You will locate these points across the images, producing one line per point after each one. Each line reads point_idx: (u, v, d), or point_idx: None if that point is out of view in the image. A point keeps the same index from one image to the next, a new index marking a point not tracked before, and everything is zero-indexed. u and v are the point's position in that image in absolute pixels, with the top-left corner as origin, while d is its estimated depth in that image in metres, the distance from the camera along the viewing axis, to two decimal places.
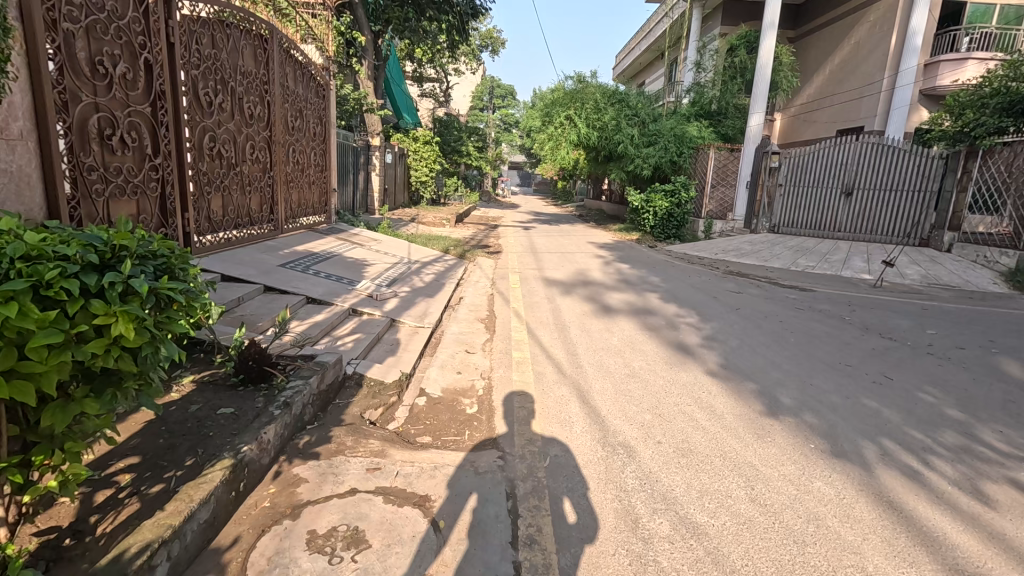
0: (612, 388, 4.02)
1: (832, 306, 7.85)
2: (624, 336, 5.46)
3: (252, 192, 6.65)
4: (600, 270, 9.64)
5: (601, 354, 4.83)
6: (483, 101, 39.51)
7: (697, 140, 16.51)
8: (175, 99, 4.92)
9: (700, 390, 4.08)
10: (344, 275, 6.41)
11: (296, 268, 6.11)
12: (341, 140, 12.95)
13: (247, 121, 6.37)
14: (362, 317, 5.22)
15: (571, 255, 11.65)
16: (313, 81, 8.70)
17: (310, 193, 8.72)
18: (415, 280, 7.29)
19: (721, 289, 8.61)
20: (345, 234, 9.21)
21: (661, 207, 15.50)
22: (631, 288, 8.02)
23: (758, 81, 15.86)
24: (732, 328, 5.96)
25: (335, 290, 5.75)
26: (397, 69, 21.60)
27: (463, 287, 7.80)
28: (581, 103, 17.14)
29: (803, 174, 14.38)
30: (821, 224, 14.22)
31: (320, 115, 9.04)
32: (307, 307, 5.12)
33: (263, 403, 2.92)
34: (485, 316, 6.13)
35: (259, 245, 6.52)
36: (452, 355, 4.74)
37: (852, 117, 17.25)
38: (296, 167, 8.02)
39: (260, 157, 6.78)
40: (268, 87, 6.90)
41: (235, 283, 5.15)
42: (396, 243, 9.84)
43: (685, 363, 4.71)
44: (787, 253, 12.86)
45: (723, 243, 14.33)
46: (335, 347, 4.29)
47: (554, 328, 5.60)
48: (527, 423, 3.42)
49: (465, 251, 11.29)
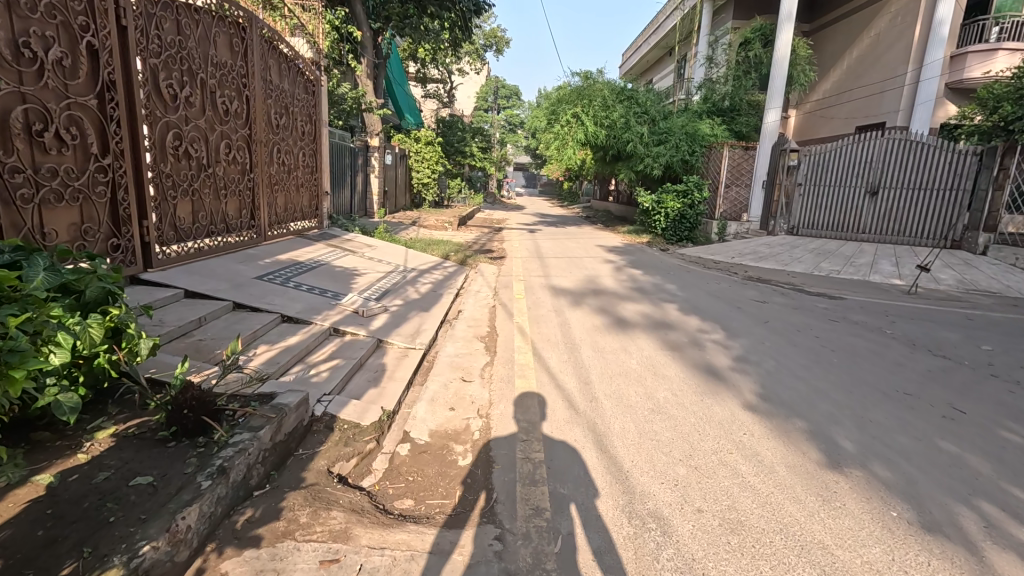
0: (634, 429, 3.34)
1: (867, 317, 7.14)
2: (644, 357, 4.79)
3: (228, 196, 6.02)
4: (611, 277, 8.95)
5: (618, 381, 4.16)
6: (488, 101, 38.95)
7: (709, 137, 15.78)
8: (129, 90, 4.32)
9: (739, 430, 3.40)
10: (330, 287, 5.79)
11: (275, 281, 5.51)
12: (337, 141, 12.37)
13: (221, 118, 5.76)
14: (345, 338, 4.60)
15: (579, 260, 10.99)
16: (302, 76, 8.09)
17: (298, 197, 8.11)
18: (410, 291, 6.65)
19: (744, 297, 7.91)
20: (338, 240, 8.59)
21: (673, 208, 14.81)
22: (646, 298, 7.35)
23: (774, 76, 15.15)
24: (764, 346, 5.27)
25: (316, 305, 5.13)
26: (398, 69, 21.10)
27: (462, 298, 7.16)
28: (588, 100, 16.48)
29: (823, 172, 13.59)
30: (844, 225, 13.45)
31: (310, 113, 8.43)
32: (281, 327, 4.52)
33: (193, 469, 2.27)
34: (485, 333, 5.49)
35: (236, 255, 5.91)
36: (445, 384, 4.09)
37: (872, 111, 16.50)
38: (282, 168, 7.41)
39: (238, 158, 6.17)
40: (248, 79, 6.30)
41: (201, 299, 4.54)
42: (393, 249, 9.24)
43: (717, 392, 4.02)
44: (808, 256, 12.13)
45: (739, 245, 13.62)
46: (306, 379, 3.67)
47: (563, 348, 4.93)
48: (533, 481, 2.76)
49: (467, 256, 10.66)
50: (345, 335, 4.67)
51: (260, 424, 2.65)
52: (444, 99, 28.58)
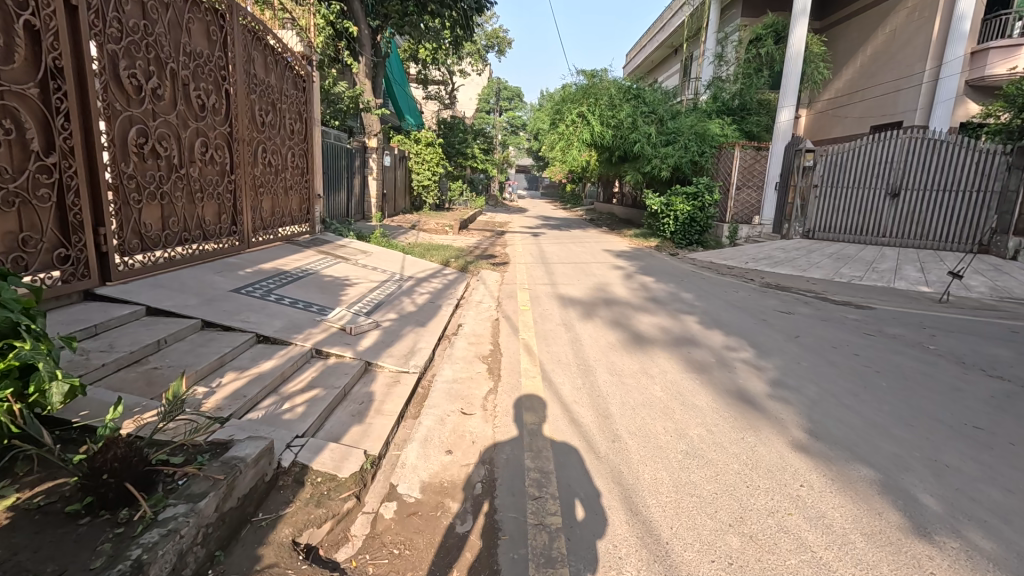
0: (669, 481, 2.77)
1: (904, 329, 6.55)
2: (669, 381, 4.21)
3: (205, 200, 5.47)
4: (622, 286, 8.35)
5: (642, 412, 3.59)
6: (490, 103, 38.45)
7: (719, 138, 15.22)
8: (82, 79, 3.78)
9: (793, 480, 2.84)
10: (316, 300, 5.23)
11: (254, 294, 4.96)
12: (332, 141, 11.82)
13: (195, 112, 5.21)
14: (328, 361, 4.04)
15: (586, 266, 10.43)
16: (291, 72, 7.55)
17: (287, 200, 7.56)
18: (405, 302, 6.10)
19: (767, 308, 7.32)
20: (330, 246, 8.03)
21: (682, 211, 14.26)
22: (662, 309, 6.79)
23: (787, 72, 14.63)
24: (802, 367, 4.68)
25: (297, 321, 4.56)
26: (399, 69, 20.63)
27: (462, 309, 6.60)
28: (594, 99, 15.92)
29: (840, 173, 12.98)
30: (862, 229, 12.83)
31: (300, 111, 7.88)
32: (256, 349, 3.97)
33: (99, 564, 1.70)
34: (488, 351, 4.93)
35: (213, 266, 5.35)
36: (441, 418, 3.52)
37: (887, 110, 15.92)
38: (268, 169, 6.86)
39: (216, 157, 5.60)
40: (228, 71, 5.77)
41: (165, 317, 4.00)
42: (389, 256, 8.69)
43: (759, 428, 3.43)
44: (827, 261, 11.54)
45: (752, 250, 13.05)
46: (277, 416, 3.11)
47: (576, 371, 4.37)
48: (549, 559, 2.20)
49: (468, 262, 10.09)
50: (329, 358, 4.11)
51: (203, 490, 2.08)
52: (445, 101, 28.06)
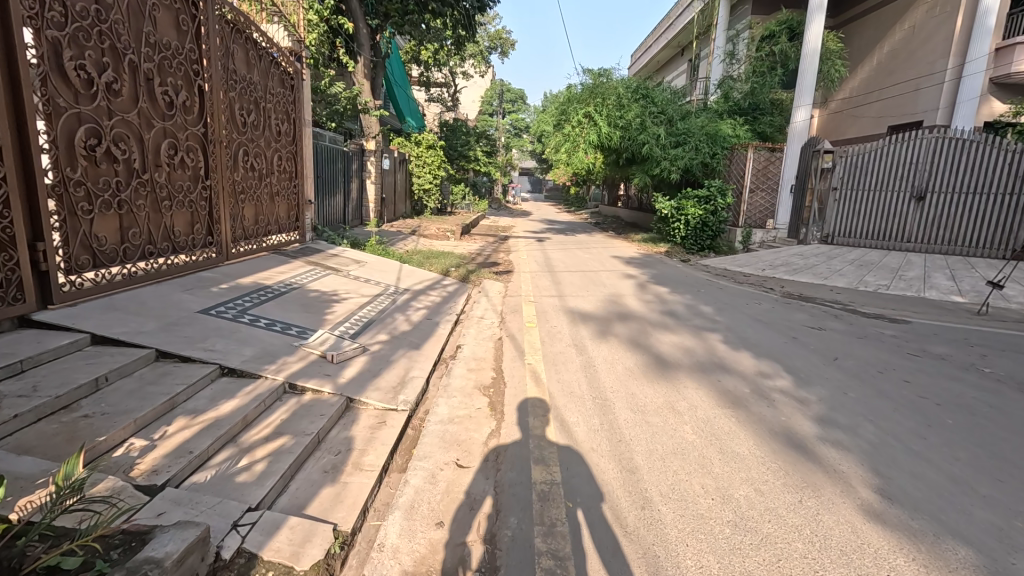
0: (720, 572, 2.17)
1: (951, 348, 5.92)
2: (700, 420, 3.61)
3: (175, 208, 4.91)
4: (635, 298, 7.74)
5: (674, 466, 2.99)
6: (493, 106, 37.97)
7: (731, 139, 14.68)
8: (14, 69, 3.23)
9: (877, 568, 2.22)
10: (295, 321, 4.66)
11: (225, 315, 4.39)
12: (327, 144, 11.29)
13: (161, 110, 4.65)
14: (303, 399, 3.46)
15: (594, 274, 9.86)
16: (278, 69, 6.98)
17: (273, 207, 6.99)
18: (398, 320, 5.53)
19: (795, 323, 6.69)
20: (320, 256, 7.47)
21: (694, 215, 13.66)
22: (682, 325, 6.19)
23: (804, 70, 14.02)
24: (850, 400, 4.07)
25: (271, 348, 3.98)
26: (400, 71, 20.17)
27: (462, 326, 6.04)
28: (601, 99, 15.37)
29: (861, 175, 12.31)
30: (885, 233, 12.16)
31: (288, 111, 7.31)
32: (218, 385, 3.39)
33: None
34: (489, 380, 4.34)
35: (183, 282, 4.79)
36: (432, 474, 2.92)
37: (907, 110, 15.24)
38: (250, 174, 6.29)
39: (189, 160, 5.05)
40: (202, 65, 5.21)
41: (113, 347, 3.42)
42: (385, 265, 8.14)
43: (818, 487, 2.82)
44: (849, 268, 10.92)
45: (769, 256, 12.43)
46: (229, 478, 2.52)
47: (592, 407, 3.78)
48: None
49: (470, 271, 9.51)
50: (304, 394, 3.52)
51: None
52: (447, 103, 27.59)
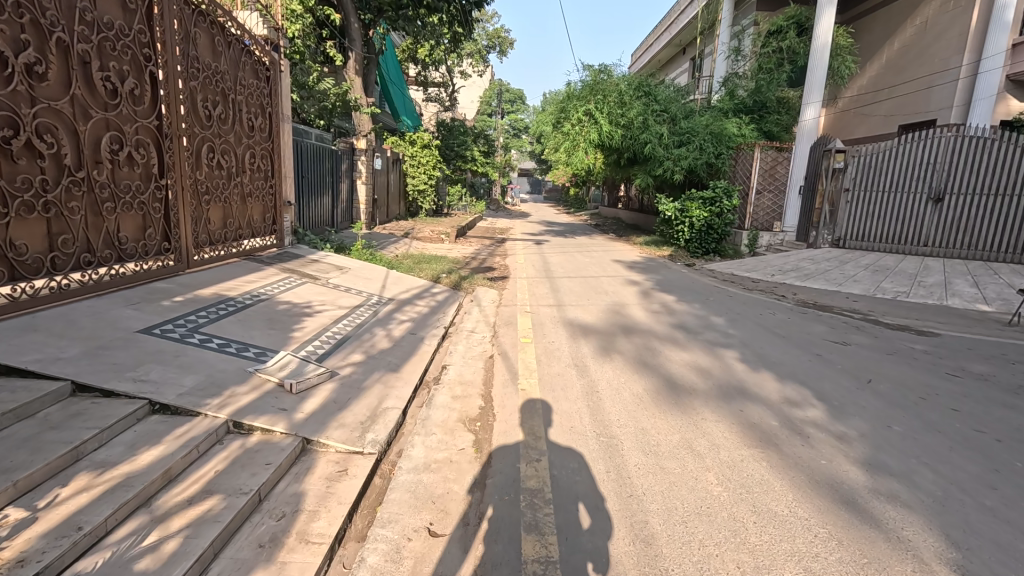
0: None
1: (991, 366, 5.33)
2: (725, 465, 3.03)
3: (121, 210, 4.33)
4: (640, 308, 7.14)
5: (700, 534, 2.40)
6: (491, 105, 37.47)
7: (737, 138, 14.16)
8: None
9: None
10: (254, 341, 4.06)
11: (172, 335, 3.79)
12: (314, 142, 10.71)
13: (102, 99, 4.08)
14: (247, 442, 2.87)
15: (596, 280, 9.28)
16: (250, 58, 6.37)
17: (245, 210, 6.40)
18: (377, 336, 4.94)
19: (816, 336, 6.11)
20: (299, 262, 6.90)
21: (698, 217, 13.09)
22: (692, 340, 5.60)
23: (815, 66, 13.45)
24: (895, 436, 3.49)
25: (220, 376, 3.39)
26: (395, 67, 19.63)
27: (451, 341, 5.46)
28: (602, 96, 14.78)
29: (875, 176, 11.71)
30: (900, 237, 11.55)
31: (263, 105, 6.70)
32: (145, 426, 2.80)
33: None
34: (476, 410, 3.75)
35: (128, 295, 4.19)
36: (396, 547, 2.33)
37: (918, 108, 14.68)
38: (216, 172, 5.70)
39: (139, 156, 4.47)
40: (155, 49, 4.63)
41: (20, 378, 2.83)
42: (371, 271, 7.58)
43: (881, 562, 2.26)
44: (864, 273, 10.35)
45: (778, 260, 11.86)
46: (127, 565, 1.94)
47: (595, 447, 3.20)
48: None
49: (462, 277, 8.91)
50: (251, 435, 2.94)
51: None
52: (445, 103, 27.02)
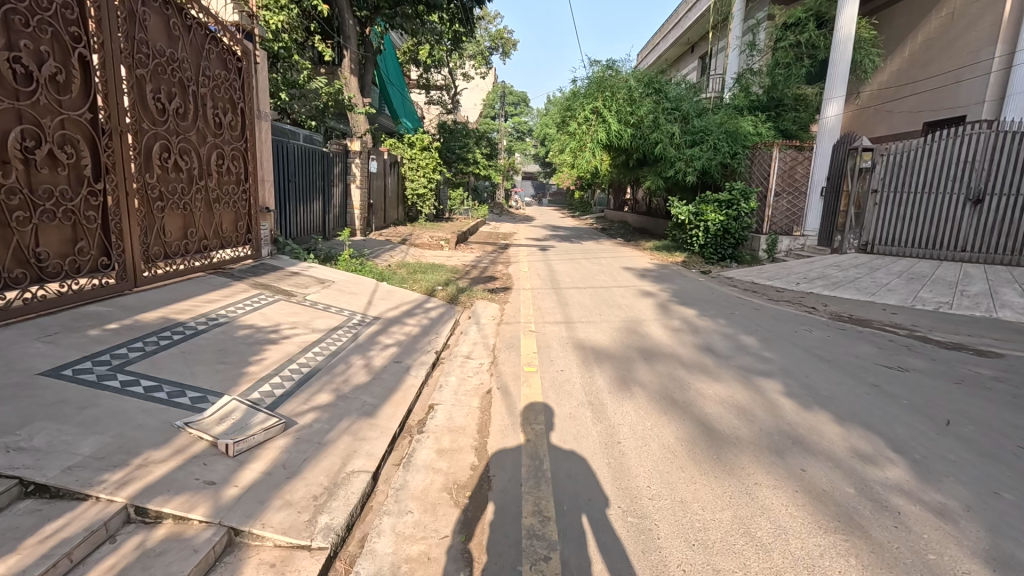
0: None
1: None
2: (800, 565, 2.22)
3: (40, 220, 3.63)
4: (659, 325, 6.33)
5: None
6: (494, 108, 36.76)
7: (752, 137, 13.39)
8: None
9: None
10: (195, 380, 3.28)
11: (88, 377, 3.02)
12: (304, 144, 10.02)
13: (10, 85, 3.37)
14: (149, 540, 2.09)
15: (607, 291, 8.48)
16: (216, 46, 5.61)
17: (212, 218, 5.64)
18: (354, 368, 4.16)
19: (865, 360, 5.28)
20: (276, 275, 6.14)
21: (714, 221, 12.29)
22: (724, 368, 4.79)
23: (838, 60, 12.62)
24: (1009, 509, 2.68)
25: (136, 437, 2.61)
26: (394, 67, 18.98)
27: (443, 371, 4.66)
28: (610, 93, 13.96)
29: (906, 175, 10.80)
30: (934, 240, 10.64)
31: (233, 100, 5.93)
32: (6, 518, 2.02)
33: None
34: (468, 475, 2.95)
35: (46, 325, 3.44)
36: None
37: (945, 103, 13.79)
38: (173, 174, 4.95)
39: (65, 155, 3.74)
40: (87, 28, 3.90)
41: None
42: (358, 285, 6.82)
43: None
44: (899, 281, 9.52)
45: (802, 267, 11.04)
46: None
47: (623, 535, 2.40)
48: None
49: (460, 288, 8.12)
50: (157, 528, 2.15)
51: None
52: (447, 105, 26.33)
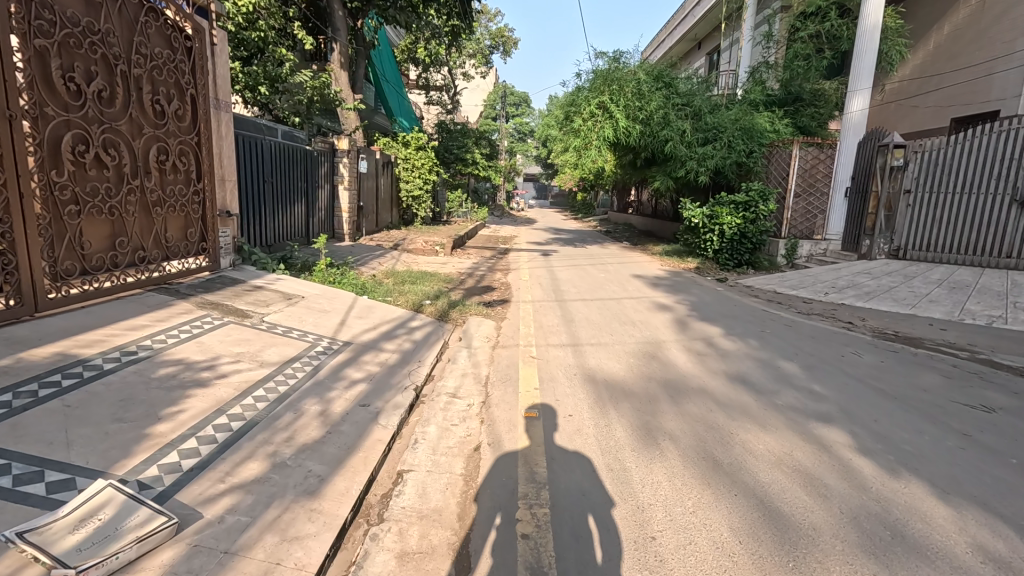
0: None
1: None
2: None
3: None
4: (680, 348, 5.40)
5: None
6: (495, 109, 35.83)
7: (769, 135, 12.47)
8: None
9: None
10: (67, 454, 2.37)
11: None
12: (284, 140, 9.17)
13: None
14: None
15: (618, 304, 7.56)
16: (156, 20, 4.71)
17: (152, 222, 4.75)
18: (303, 418, 3.23)
19: (937, 395, 4.34)
20: (234, 291, 5.24)
21: (730, 224, 11.38)
22: (771, 411, 3.85)
23: (864, 52, 11.66)
24: None
25: None
26: (389, 62, 18.09)
27: (420, 417, 3.74)
28: (617, 87, 13.03)
29: (942, 174, 9.87)
30: (974, 245, 9.66)
31: (180, 84, 5.03)
32: None
33: None
34: None
35: None
36: None
37: (976, 98, 12.80)
38: (92, 169, 4.05)
39: None
40: None
41: None
42: (333, 300, 5.91)
43: None
44: (941, 291, 8.58)
45: (828, 275, 10.12)
46: None
47: None
48: None
49: (452, 302, 7.21)
50: None
51: None
52: (446, 105, 25.42)
